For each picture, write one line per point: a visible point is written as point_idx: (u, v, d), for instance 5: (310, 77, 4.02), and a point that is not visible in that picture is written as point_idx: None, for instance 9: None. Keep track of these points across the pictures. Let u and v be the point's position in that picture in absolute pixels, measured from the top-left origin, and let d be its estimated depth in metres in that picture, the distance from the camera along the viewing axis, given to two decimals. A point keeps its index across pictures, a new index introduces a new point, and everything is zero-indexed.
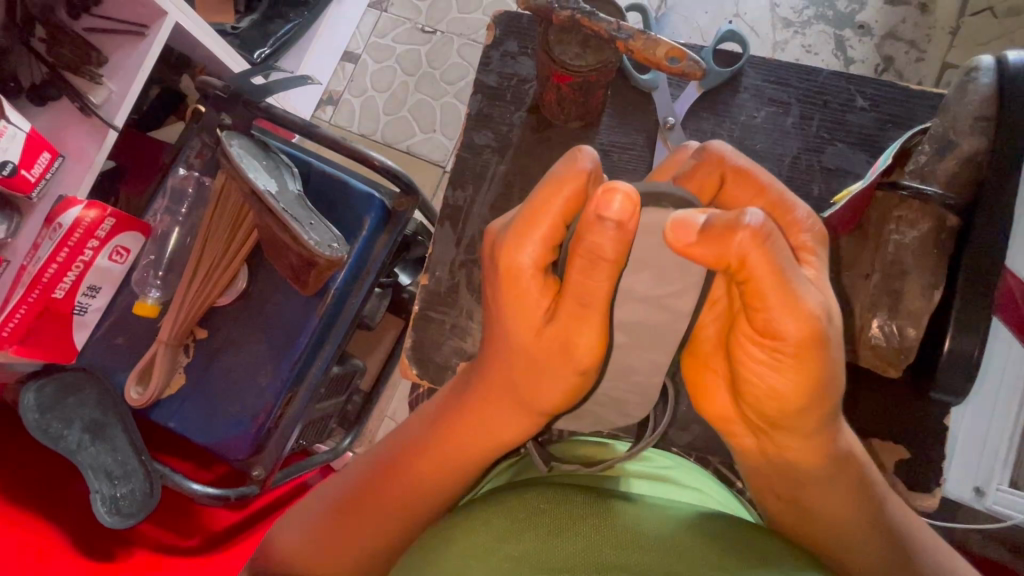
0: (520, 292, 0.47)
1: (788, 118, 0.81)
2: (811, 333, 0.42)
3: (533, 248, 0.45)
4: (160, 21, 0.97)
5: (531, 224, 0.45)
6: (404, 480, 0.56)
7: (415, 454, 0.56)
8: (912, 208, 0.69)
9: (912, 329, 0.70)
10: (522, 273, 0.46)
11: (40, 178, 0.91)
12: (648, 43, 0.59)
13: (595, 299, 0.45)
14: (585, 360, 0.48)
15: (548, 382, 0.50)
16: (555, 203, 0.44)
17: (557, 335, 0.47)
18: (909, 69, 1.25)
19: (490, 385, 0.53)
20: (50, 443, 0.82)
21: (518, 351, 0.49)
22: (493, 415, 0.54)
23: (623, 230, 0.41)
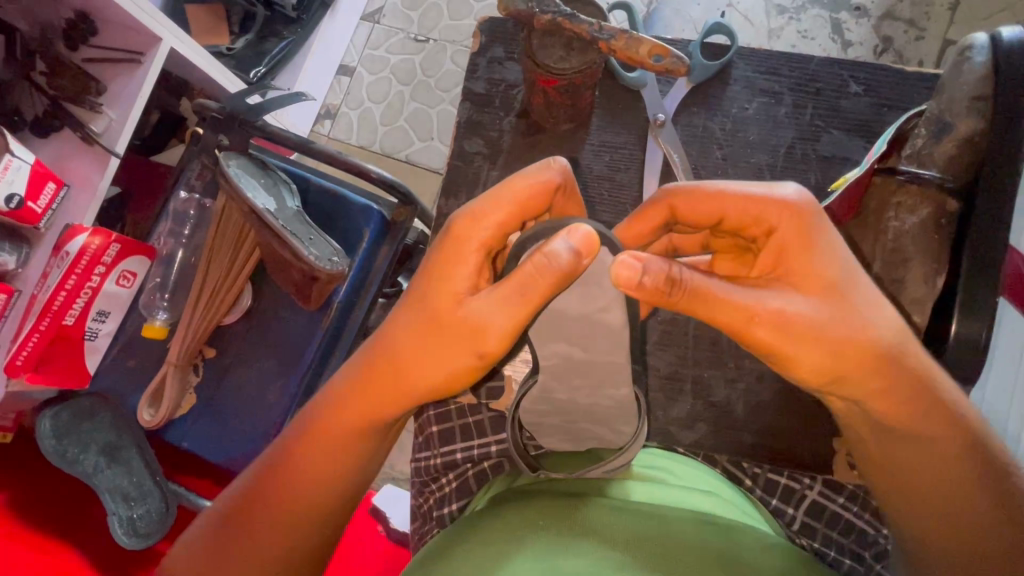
0: (456, 269, 0.47)
1: (780, 108, 0.80)
2: (777, 330, 0.45)
3: (489, 229, 0.47)
4: (156, 48, 0.98)
5: (493, 205, 0.46)
6: (287, 477, 0.55)
7: (293, 453, 0.55)
8: (911, 193, 0.69)
9: (917, 317, 0.68)
10: (472, 254, 0.47)
11: (46, 209, 0.93)
12: (630, 42, 0.59)
13: (533, 289, 0.44)
14: (492, 345, 0.47)
15: (430, 368, 0.49)
16: (513, 196, 0.46)
17: (471, 318, 0.46)
18: (909, 48, 1.22)
19: (374, 378, 0.52)
20: (67, 468, 0.86)
21: (416, 336, 0.49)
22: (369, 405, 0.53)
23: (577, 256, 0.44)
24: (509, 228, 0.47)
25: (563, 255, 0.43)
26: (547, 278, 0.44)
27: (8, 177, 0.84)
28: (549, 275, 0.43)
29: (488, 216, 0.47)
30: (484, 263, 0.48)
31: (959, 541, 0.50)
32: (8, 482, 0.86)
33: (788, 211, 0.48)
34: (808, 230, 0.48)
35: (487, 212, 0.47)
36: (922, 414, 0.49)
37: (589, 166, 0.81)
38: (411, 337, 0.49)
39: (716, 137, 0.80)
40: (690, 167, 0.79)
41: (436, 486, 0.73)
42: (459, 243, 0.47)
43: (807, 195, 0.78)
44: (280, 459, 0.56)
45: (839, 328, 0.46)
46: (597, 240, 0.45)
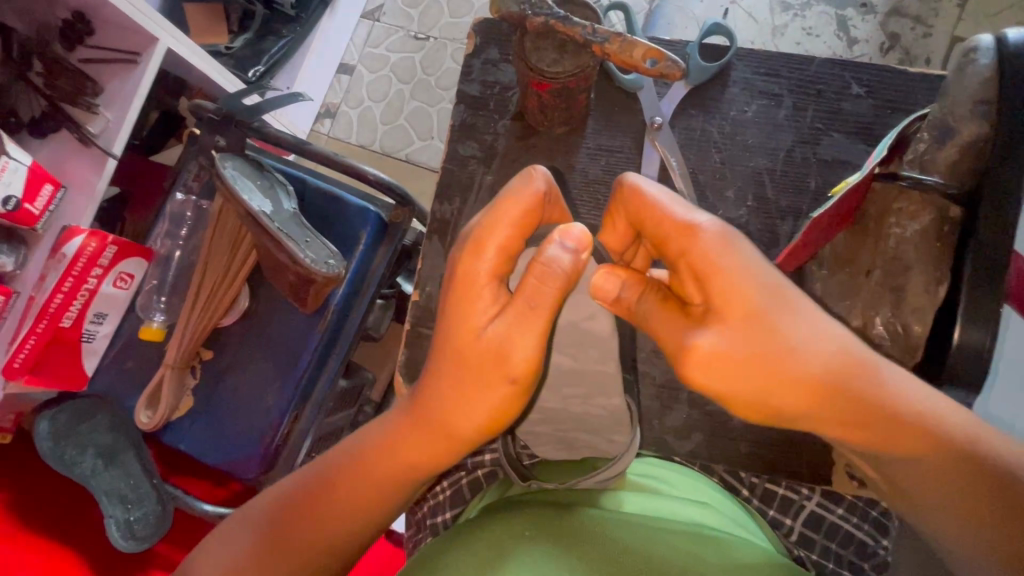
0: (475, 299, 0.45)
1: (781, 111, 0.78)
2: (708, 368, 0.45)
3: (490, 255, 0.44)
4: (151, 48, 0.98)
5: (491, 229, 0.44)
6: (306, 530, 0.51)
7: (316, 504, 0.52)
8: (912, 200, 0.67)
9: (917, 325, 0.67)
10: (481, 282, 0.45)
11: (43, 210, 0.93)
12: (624, 45, 0.58)
13: (545, 299, 0.44)
14: (521, 368, 0.45)
15: (477, 405, 0.46)
16: (511, 219, 0.44)
17: (495, 342, 0.44)
18: (916, 45, 1.20)
19: (413, 426, 0.50)
20: (66, 470, 0.87)
21: (447, 374, 0.46)
22: (420, 441, 0.50)
23: (578, 256, 0.45)
24: (512, 252, 0.45)
25: (563, 257, 0.44)
26: (555, 285, 0.43)
27: (4, 179, 0.84)
28: (556, 278, 0.43)
29: (495, 237, 0.44)
30: (499, 288, 0.46)
31: (966, 546, 0.48)
32: (5, 484, 0.86)
33: (705, 230, 0.46)
34: (724, 254, 0.45)
35: (489, 234, 0.44)
36: (888, 434, 0.46)
37: (585, 170, 0.80)
38: (443, 375, 0.47)
39: (714, 140, 0.79)
40: (687, 171, 0.78)
41: (430, 494, 0.73)
42: (468, 272, 0.45)
43: (806, 200, 0.76)
44: (296, 511, 0.52)
45: (767, 360, 0.45)
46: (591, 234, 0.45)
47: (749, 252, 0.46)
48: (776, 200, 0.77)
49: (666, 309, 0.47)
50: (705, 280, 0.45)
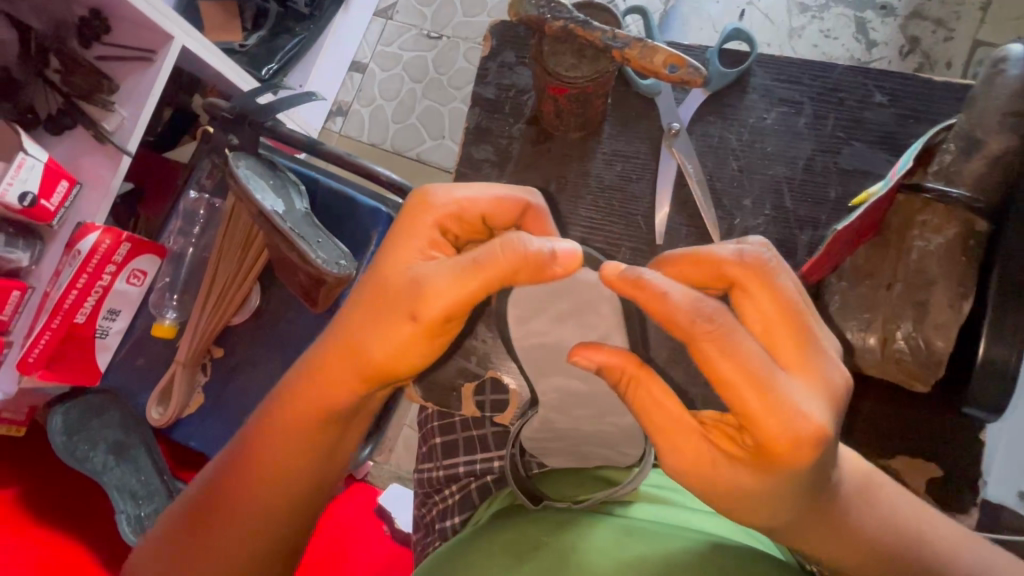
0: (408, 247, 0.48)
1: (800, 119, 0.77)
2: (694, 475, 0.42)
3: (443, 209, 0.49)
4: (167, 46, 0.98)
5: (456, 199, 0.49)
6: (242, 487, 0.52)
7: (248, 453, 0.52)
8: (937, 212, 0.66)
9: (941, 342, 0.66)
10: (429, 229, 0.48)
11: (59, 207, 0.93)
12: (644, 52, 0.58)
13: (487, 264, 0.44)
14: (435, 311, 0.45)
15: (383, 342, 0.47)
16: (479, 202, 0.50)
17: (415, 281, 0.46)
18: (936, 49, 1.18)
19: (325, 355, 0.50)
20: (77, 464, 0.86)
21: (366, 314, 0.47)
22: (332, 385, 0.49)
23: (550, 259, 0.44)
24: (458, 219, 0.49)
25: (534, 252, 0.44)
26: (511, 259, 0.43)
27: (21, 176, 0.84)
28: (510, 250, 0.43)
29: (444, 201, 0.49)
30: (438, 240, 0.49)
31: None
32: (18, 478, 0.87)
33: (803, 431, 0.38)
34: (805, 457, 0.39)
35: (445, 194, 0.49)
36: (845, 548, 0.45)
37: (599, 176, 0.80)
38: (360, 309, 0.48)
39: (732, 147, 0.78)
40: (704, 178, 0.77)
41: (439, 498, 0.73)
42: (409, 224, 0.49)
43: (826, 210, 0.75)
44: (235, 460, 0.53)
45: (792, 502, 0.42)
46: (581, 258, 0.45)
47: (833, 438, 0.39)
48: (794, 210, 0.76)
49: (704, 445, 0.42)
50: (770, 463, 0.40)
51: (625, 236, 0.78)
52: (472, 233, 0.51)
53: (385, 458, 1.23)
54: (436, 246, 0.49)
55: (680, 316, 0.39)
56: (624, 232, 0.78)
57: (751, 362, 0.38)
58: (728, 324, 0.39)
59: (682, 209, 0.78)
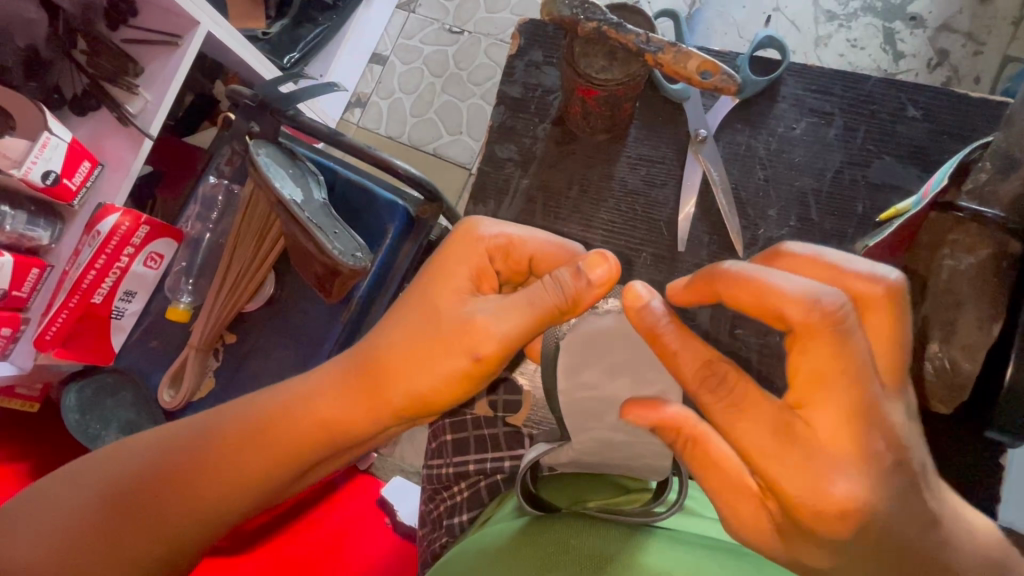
0: (452, 275, 0.50)
1: (830, 130, 0.76)
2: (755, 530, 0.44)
3: (489, 243, 0.51)
4: (194, 32, 0.99)
5: (508, 235, 0.51)
6: (205, 481, 0.52)
7: (224, 451, 0.52)
8: (969, 233, 0.64)
9: (967, 363, 0.65)
10: (475, 262, 0.51)
11: (80, 187, 0.94)
12: (678, 57, 0.57)
13: (539, 303, 0.46)
14: (488, 352, 0.47)
15: (413, 374, 0.49)
16: (531, 239, 0.51)
17: (459, 328, 0.48)
18: (965, 64, 1.16)
19: (351, 375, 0.52)
20: (88, 442, 0.90)
21: (402, 340, 0.50)
22: (339, 401, 0.52)
23: (595, 293, 0.46)
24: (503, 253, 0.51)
25: (570, 282, 0.46)
26: (558, 305, 0.46)
27: (45, 155, 0.85)
28: (554, 293, 0.46)
29: (492, 230, 0.51)
30: (482, 277, 0.51)
31: None
32: (32, 452, 0.89)
33: (832, 502, 0.39)
34: (847, 525, 0.39)
35: (496, 226, 0.51)
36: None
37: (623, 179, 0.79)
38: (398, 334, 0.50)
39: (759, 157, 0.77)
40: (729, 186, 0.76)
41: (447, 493, 0.73)
42: (452, 253, 0.51)
43: (852, 224, 0.74)
44: (203, 455, 0.52)
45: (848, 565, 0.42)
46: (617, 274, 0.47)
47: (881, 509, 0.39)
48: (820, 223, 0.75)
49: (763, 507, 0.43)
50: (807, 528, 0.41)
51: (647, 241, 0.78)
52: (513, 267, 0.52)
53: (391, 450, 1.23)
54: (480, 273, 0.51)
55: (692, 378, 0.42)
56: (645, 237, 0.78)
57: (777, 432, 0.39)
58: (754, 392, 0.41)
59: (704, 216, 0.77)
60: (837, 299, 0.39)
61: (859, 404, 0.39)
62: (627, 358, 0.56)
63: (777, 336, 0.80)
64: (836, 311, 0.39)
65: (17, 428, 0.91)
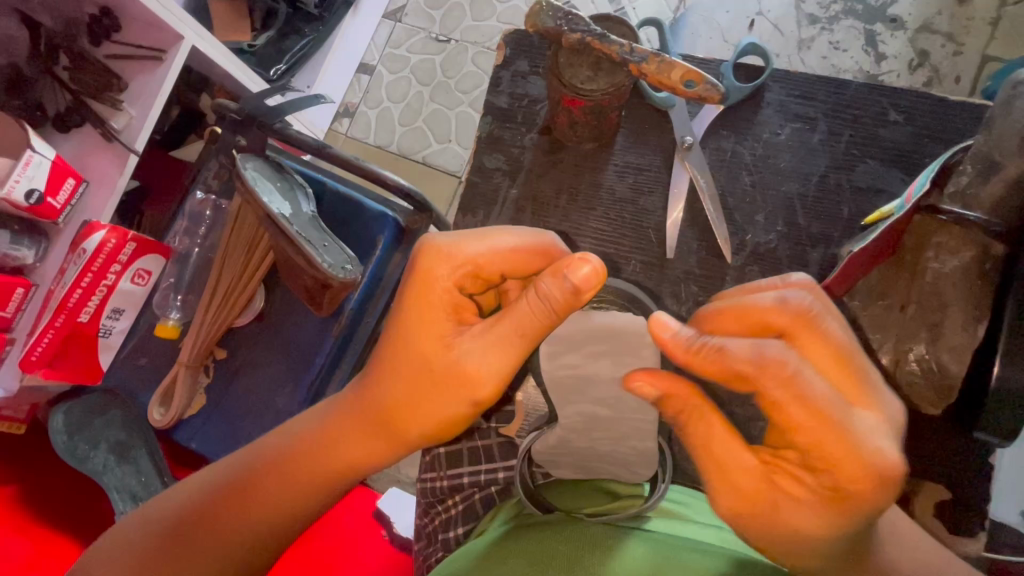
0: (431, 312, 0.49)
1: (815, 135, 0.77)
2: (755, 515, 0.45)
3: (451, 267, 0.49)
4: (178, 46, 0.98)
5: (468, 249, 0.49)
6: (234, 517, 0.52)
7: (259, 487, 0.52)
8: (952, 235, 0.67)
9: (954, 365, 0.66)
10: (448, 290, 0.49)
11: (65, 205, 0.93)
12: (662, 66, 0.58)
13: (528, 326, 0.46)
14: (485, 393, 0.48)
15: (434, 405, 0.49)
16: (493, 255, 0.49)
17: (462, 364, 0.48)
18: (946, 64, 1.18)
19: (364, 415, 0.52)
20: (78, 465, 0.87)
21: (399, 382, 0.49)
22: (361, 443, 0.52)
23: (578, 293, 0.45)
24: (476, 274, 0.50)
25: (556, 291, 0.45)
26: (547, 320, 0.46)
27: (29, 174, 0.84)
28: (542, 309, 0.45)
29: (455, 259, 0.49)
30: (460, 301, 0.50)
31: None
32: (19, 477, 0.87)
33: (886, 468, 0.41)
34: (888, 487, 0.41)
35: (465, 245, 0.49)
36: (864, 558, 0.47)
37: (611, 187, 0.79)
38: (399, 377, 0.50)
39: (745, 163, 0.78)
40: (716, 193, 0.77)
41: (442, 507, 0.73)
42: (427, 281, 0.49)
43: (838, 228, 0.75)
44: (230, 496, 0.52)
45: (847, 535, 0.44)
46: (604, 269, 0.46)
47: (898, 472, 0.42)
48: (807, 227, 0.76)
49: (767, 488, 0.44)
50: (847, 497, 0.42)
51: (636, 249, 0.78)
52: (484, 285, 0.51)
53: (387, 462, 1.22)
54: (457, 305, 0.50)
55: (745, 360, 0.42)
56: (634, 245, 0.78)
57: (824, 405, 0.41)
58: (792, 367, 0.41)
59: (692, 222, 0.78)
60: (802, 297, 0.45)
61: (848, 374, 0.44)
62: (607, 347, 0.62)
63: None
64: (807, 307, 0.45)
65: (5, 451, 0.89)
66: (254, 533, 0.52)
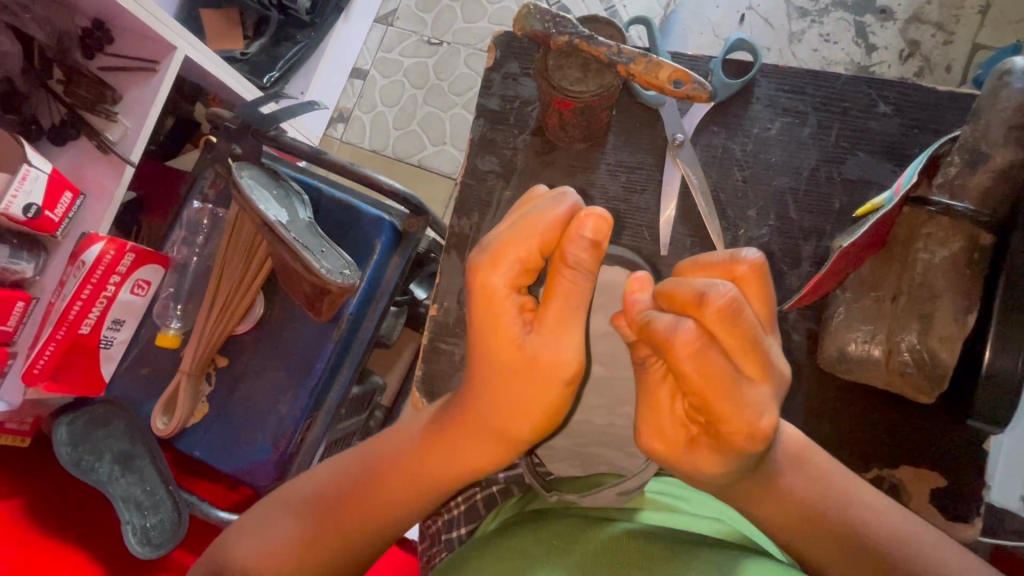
0: (500, 316, 0.47)
1: (805, 129, 0.77)
2: (670, 457, 0.46)
3: (505, 273, 0.46)
4: (171, 57, 0.98)
5: (506, 250, 0.46)
6: (366, 504, 0.54)
7: (381, 479, 0.54)
8: (941, 226, 0.66)
9: (945, 353, 0.65)
10: (508, 291, 0.47)
11: (63, 217, 0.94)
12: (649, 67, 0.58)
13: (579, 299, 0.46)
14: (571, 369, 0.47)
15: (525, 395, 0.48)
16: (531, 238, 0.46)
17: (548, 352, 0.47)
18: (936, 53, 1.18)
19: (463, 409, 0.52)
20: (83, 476, 0.88)
21: (495, 377, 0.48)
22: (464, 438, 0.52)
23: (597, 246, 0.45)
24: (529, 267, 0.47)
25: (588, 260, 0.45)
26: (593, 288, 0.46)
27: (26, 188, 0.85)
28: (584, 280, 0.46)
29: (507, 260, 0.46)
30: (520, 296, 0.48)
31: None
32: (24, 490, 0.87)
33: (757, 433, 0.42)
34: (757, 446, 0.43)
35: (512, 243, 0.46)
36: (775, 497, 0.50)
37: (604, 186, 0.80)
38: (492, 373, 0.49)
39: (737, 158, 0.78)
40: (708, 189, 0.77)
41: (444, 510, 0.73)
42: (491, 287, 0.47)
43: (829, 220, 0.76)
44: (354, 492, 0.54)
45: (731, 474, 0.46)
46: (611, 218, 0.45)
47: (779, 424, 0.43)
48: (798, 221, 0.76)
49: (680, 432, 0.45)
50: (725, 446, 0.43)
51: (630, 247, 0.79)
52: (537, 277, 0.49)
53: None
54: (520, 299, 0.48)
55: (662, 332, 0.41)
56: (628, 243, 0.79)
57: (715, 372, 0.41)
58: (694, 342, 0.40)
59: (685, 219, 0.78)
60: (723, 292, 0.41)
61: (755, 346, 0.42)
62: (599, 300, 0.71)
63: None
64: (730, 303, 0.41)
65: (9, 464, 0.90)
66: (380, 518, 0.54)
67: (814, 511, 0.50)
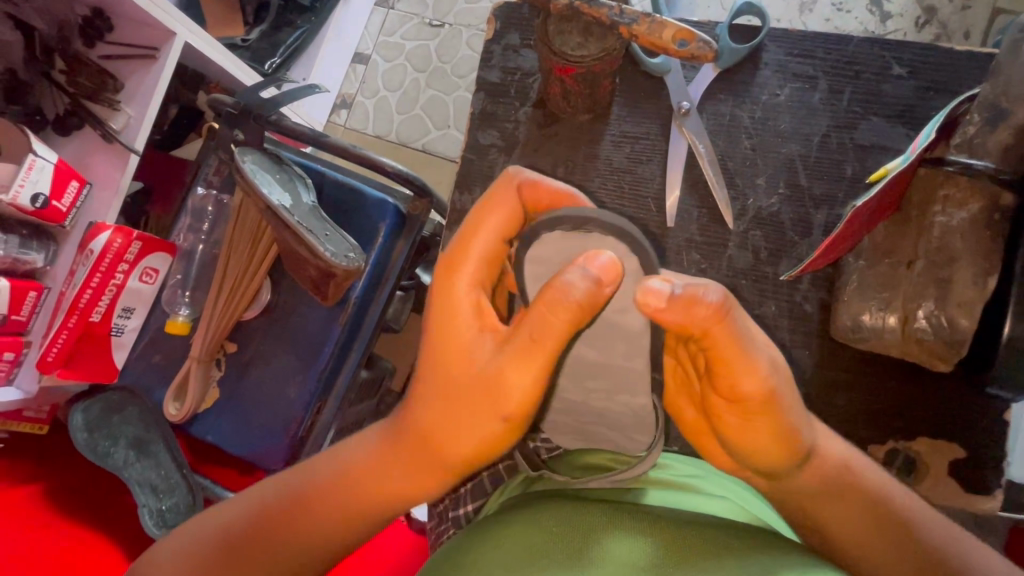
0: (457, 325, 0.43)
1: (815, 94, 0.75)
2: (767, 391, 0.42)
3: (468, 276, 0.43)
4: (171, 43, 0.98)
5: (470, 247, 0.43)
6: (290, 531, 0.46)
7: (307, 512, 0.47)
8: (960, 186, 0.63)
9: (965, 320, 0.63)
10: (467, 298, 0.43)
11: (71, 207, 0.94)
12: (653, 27, 0.57)
13: (546, 331, 0.39)
14: (516, 407, 0.42)
15: (467, 427, 0.43)
16: (492, 230, 0.43)
17: (490, 374, 0.42)
18: (954, 20, 1.14)
19: (404, 443, 0.46)
20: (100, 461, 0.89)
21: (436, 400, 0.44)
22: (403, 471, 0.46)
23: (598, 289, 0.39)
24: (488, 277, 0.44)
25: (579, 284, 0.38)
26: (563, 314, 0.38)
27: (32, 177, 0.85)
28: (560, 309, 0.38)
29: (473, 256, 0.43)
30: (483, 305, 0.44)
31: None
32: (46, 475, 0.89)
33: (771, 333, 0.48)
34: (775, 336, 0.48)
35: (476, 240, 0.43)
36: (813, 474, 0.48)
37: (608, 158, 0.78)
38: (440, 398, 0.44)
39: (745, 126, 0.76)
40: (716, 158, 0.76)
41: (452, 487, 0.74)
42: (449, 293, 0.43)
43: (842, 187, 0.74)
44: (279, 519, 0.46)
45: (774, 437, 0.44)
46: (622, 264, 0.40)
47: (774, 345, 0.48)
48: (809, 188, 0.74)
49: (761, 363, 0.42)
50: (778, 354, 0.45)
51: (636, 219, 0.77)
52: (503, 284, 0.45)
53: None
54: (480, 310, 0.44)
55: None
56: (633, 215, 0.78)
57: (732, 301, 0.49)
58: None
59: (692, 190, 0.77)
60: None
61: None
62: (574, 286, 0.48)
63: (773, 305, 0.75)
64: None
65: (29, 451, 0.92)
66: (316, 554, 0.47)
67: (857, 485, 0.48)
